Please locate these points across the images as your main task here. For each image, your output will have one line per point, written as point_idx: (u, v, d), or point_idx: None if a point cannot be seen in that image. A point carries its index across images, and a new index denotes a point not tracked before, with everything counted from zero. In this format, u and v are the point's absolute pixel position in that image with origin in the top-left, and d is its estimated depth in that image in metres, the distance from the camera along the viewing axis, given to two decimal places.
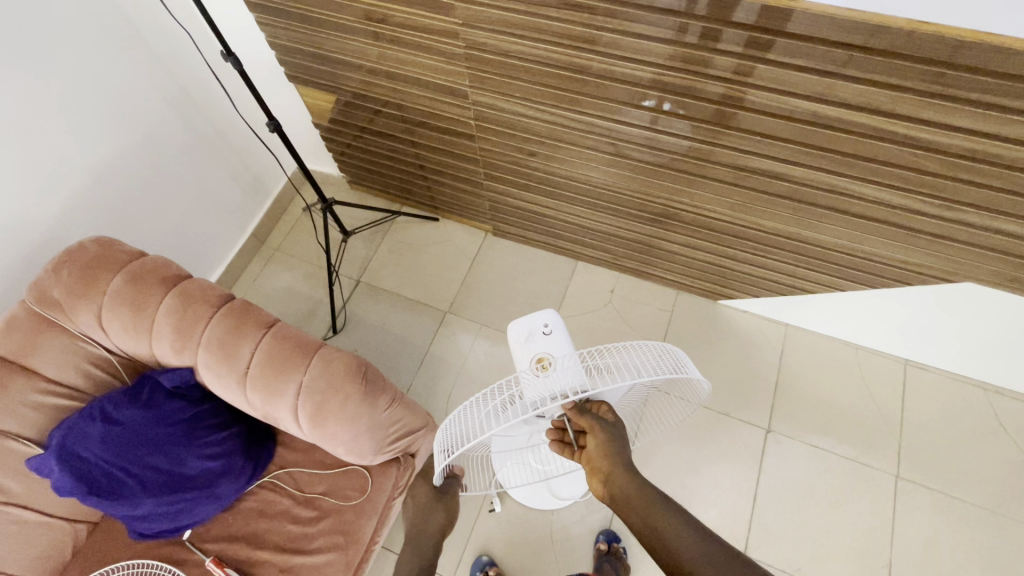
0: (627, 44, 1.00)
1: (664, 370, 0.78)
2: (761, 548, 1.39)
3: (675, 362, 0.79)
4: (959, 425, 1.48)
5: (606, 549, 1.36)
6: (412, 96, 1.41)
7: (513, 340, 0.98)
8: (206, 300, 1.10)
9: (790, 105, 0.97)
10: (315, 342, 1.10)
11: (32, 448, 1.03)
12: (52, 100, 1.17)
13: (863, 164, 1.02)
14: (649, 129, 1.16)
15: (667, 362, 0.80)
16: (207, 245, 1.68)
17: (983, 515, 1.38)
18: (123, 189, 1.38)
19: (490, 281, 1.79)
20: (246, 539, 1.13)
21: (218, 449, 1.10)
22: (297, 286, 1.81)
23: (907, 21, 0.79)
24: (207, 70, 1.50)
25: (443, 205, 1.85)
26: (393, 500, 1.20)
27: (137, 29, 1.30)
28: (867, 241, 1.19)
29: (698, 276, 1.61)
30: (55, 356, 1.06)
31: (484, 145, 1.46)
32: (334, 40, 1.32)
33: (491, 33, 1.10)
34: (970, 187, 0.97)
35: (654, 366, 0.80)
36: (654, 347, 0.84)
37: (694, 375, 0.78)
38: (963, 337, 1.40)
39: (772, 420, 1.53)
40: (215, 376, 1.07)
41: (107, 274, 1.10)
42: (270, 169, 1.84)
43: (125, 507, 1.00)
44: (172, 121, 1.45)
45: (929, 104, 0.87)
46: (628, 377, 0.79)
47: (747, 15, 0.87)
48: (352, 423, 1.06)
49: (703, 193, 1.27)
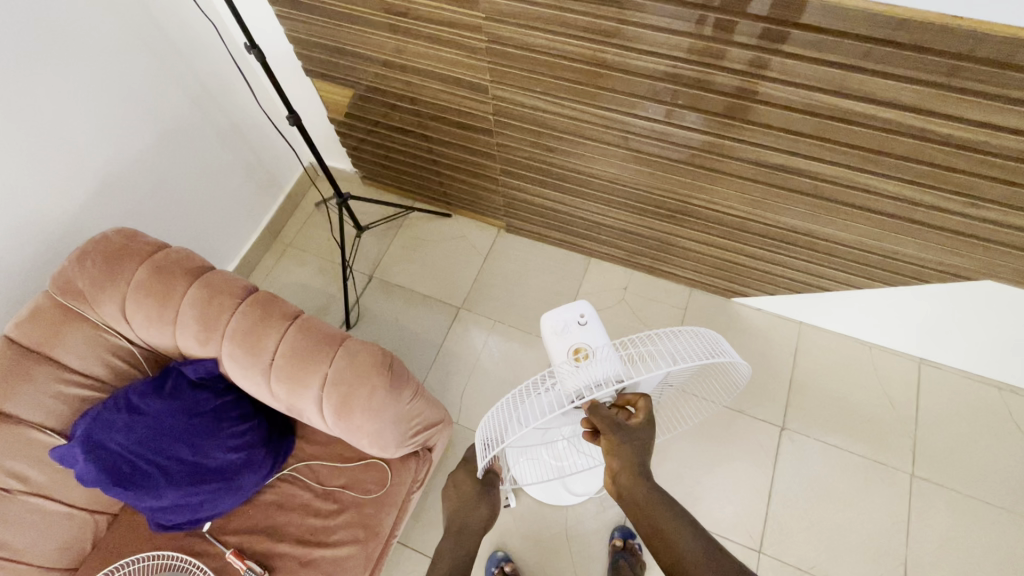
0: (651, 38, 1.00)
1: (700, 355, 0.80)
2: (776, 545, 1.39)
3: (712, 346, 0.82)
4: (974, 424, 1.48)
5: (621, 545, 1.36)
6: (430, 90, 1.40)
7: (547, 330, 1.01)
8: (231, 291, 1.10)
9: (815, 101, 0.97)
10: (340, 334, 1.10)
11: (55, 439, 1.03)
12: (73, 90, 1.17)
13: (888, 161, 1.01)
14: (666, 123, 1.16)
15: (703, 347, 0.82)
16: (222, 239, 1.68)
17: (998, 514, 1.38)
18: (141, 182, 1.38)
19: (503, 277, 1.79)
20: (266, 532, 1.13)
21: (240, 441, 1.10)
22: (310, 281, 1.81)
23: (940, 16, 0.79)
24: (230, 63, 1.51)
25: (456, 201, 1.85)
26: (412, 493, 1.21)
27: (158, 22, 1.29)
28: (887, 238, 1.19)
29: (713, 273, 1.61)
30: (78, 346, 1.06)
31: (500, 140, 1.45)
32: (353, 33, 1.32)
33: (515, 28, 1.10)
34: (995, 184, 0.97)
35: (691, 352, 0.82)
36: (689, 333, 0.86)
37: (732, 359, 0.81)
38: (979, 336, 1.40)
39: (786, 418, 1.53)
40: (240, 367, 1.08)
41: (131, 265, 1.10)
42: (285, 164, 1.84)
43: (149, 497, 1.01)
44: (191, 115, 1.45)
45: (960, 100, 0.87)
46: (666, 364, 0.80)
47: (762, 7, 0.87)
48: (377, 415, 1.06)
49: (722, 189, 1.26)
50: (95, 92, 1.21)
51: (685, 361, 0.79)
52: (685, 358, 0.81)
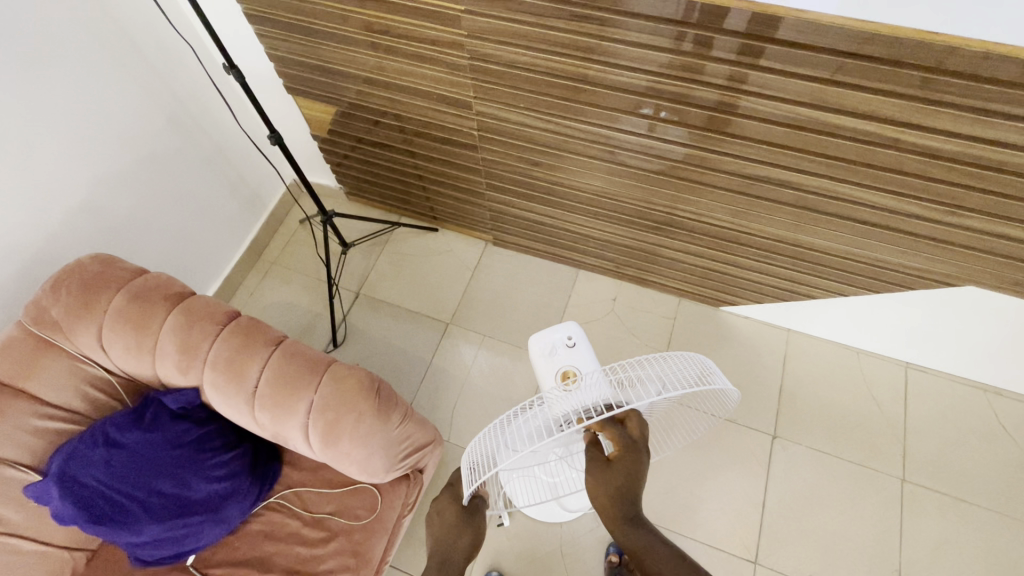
0: (630, 54, 1.00)
1: (688, 382, 0.80)
2: (772, 555, 1.38)
3: (701, 371, 0.82)
4: (960, 425, 1.50)
5: (617, 561, 1.34)
6: (412, 107, 1.40)
7: (536, 353, 1.03)
8: (212, 317, 1.08)
9: (794, 114, 0.98)
10: (326, 359, 1.08)
11: (30, 475, 1.00)
12: (47, 112, 1.14)
13: (869, 172, 1.02)
14: (648, 137, 1.16)
15: (692, 372, 0.83)
16: (204, 260, 1.65)
17: (988, 516, 1.39)
18: (119, 204, 1.36)
19: (491, 290, 1.78)
20: (252, 563, 1.09)
21: (224, 470, 1.07)
22: (295, 299, 1.79)
23: (915, 31, 0.80)
24: (209, 83, 1.49)
25: (442, 216, 1.84)
26: (404, 518, 1.18)
27: (134, 42, 1.28)
28: (871, 247, 1.20)
29: (701, 283, 1.61)
30: (53, 378, 1.03)
31: (486, 156, 1.45)
32: (333, 51, 1.31)
33: (497, 45, 1.10)
34: (973, 193, 0.98)
35: (680, 377, 0.82)
36: (678, 358, 0.87)
37: (721, 385, 0.80)
38: (962, 340, 1.42)
39: (777, 426, 1.53)
40: (223, 396, 1.05)
41: (109, 292, 1.07)
42: (268, 182, 1.82)
43: (128, 533, 0.97)
44: (170, 134, 1.43)
45: (935, 112, 0.88)
46: (654, 390, 0.81)
47: (737, 23, 0.88)
48: (365, 441, 1.04)
49: (706, 201, 1.27)
50: (72, 114, 1.19)
51: (675, 388, 0.79)
52: (675, 383, 0.81)
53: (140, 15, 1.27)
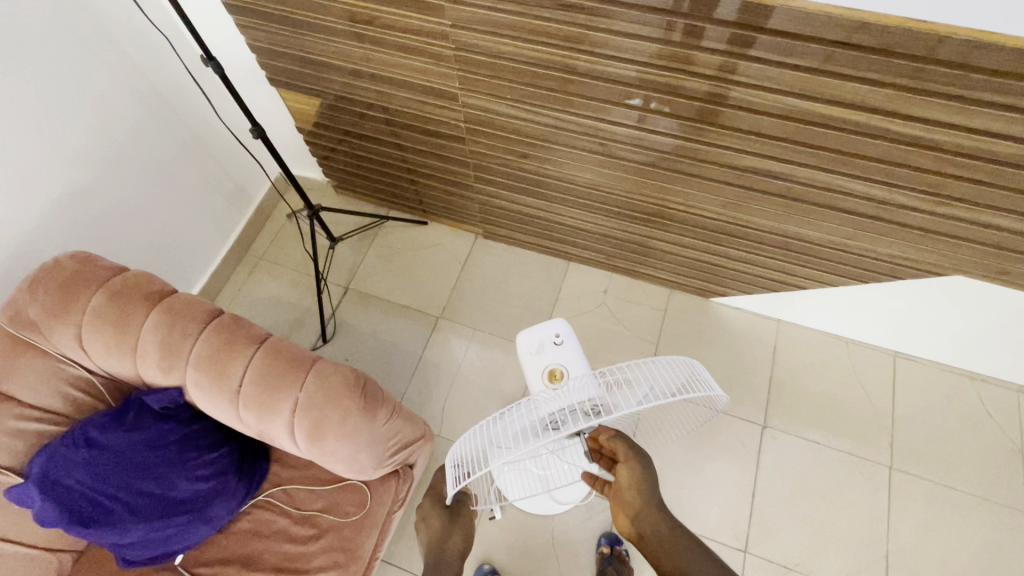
0: (616, 43, 0.99)
1: (677, 390, 0.80)
2: (761, 543, 1.39)
3: (691, 378, 0.83)
4: (948, 414, 1.51)
5: (608, 552, 1.35)
6: (397, 98, 1.37)
7: (523, 351, 1.05)
8: (193, 316, 1.06)
9: (783, 104, 0.97)
10: (311, 356, 1.07)
11: (10, 477, 0.98)
12: (19, 108, 1.11)
13: (857, 162, 1.01)
14: (638, 127, 1.15)
15: (681, 379, 0.83)
16: (187, 256, 1.63)
17: (974, 503, 1.41)
18: (97, 202, 1.33)
19: (483, 284, 1.77)
20: (241, 561, 1.09)
21: (210, 470, 1.06)
22: (283, 295, 1.77)
23: (903, 20, 0.79)
24: (188, 77, 1.46)
25: (431, 209, 1.82)
26: (393, 513, 1.18)
27: (110, 34, 1.24)
28: (859, 238, 1.20)
29: (692, 274, 1.61)
30: (31, 379, 1.01)
31: (473, 148, 1.43)
32: (318, 42, 1.28)
33: (484, 34, 1.08)
34: (959, 181, 0.98)
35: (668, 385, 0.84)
36: (667, 363, 0.88)
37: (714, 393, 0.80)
38: (949, 330, 1.43)
39: (768, 416, 1.53)
40: (207, 395, 1.04)
41: (86, 291, 1.05)
42: (252, 176, 1.79)
43: (113, 535, 0.97)
44: (148, 128, 1.40)
45: (924, 102, 0.87)
46: (642, 397, 0.81)
47: (728, 12, 0.86)
48: (351, 439, 1.03)
49: (694, 192, 1.26)
50: (48, 114, 1.17)
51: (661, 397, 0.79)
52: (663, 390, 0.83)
53: (115, 5, 1.23)
